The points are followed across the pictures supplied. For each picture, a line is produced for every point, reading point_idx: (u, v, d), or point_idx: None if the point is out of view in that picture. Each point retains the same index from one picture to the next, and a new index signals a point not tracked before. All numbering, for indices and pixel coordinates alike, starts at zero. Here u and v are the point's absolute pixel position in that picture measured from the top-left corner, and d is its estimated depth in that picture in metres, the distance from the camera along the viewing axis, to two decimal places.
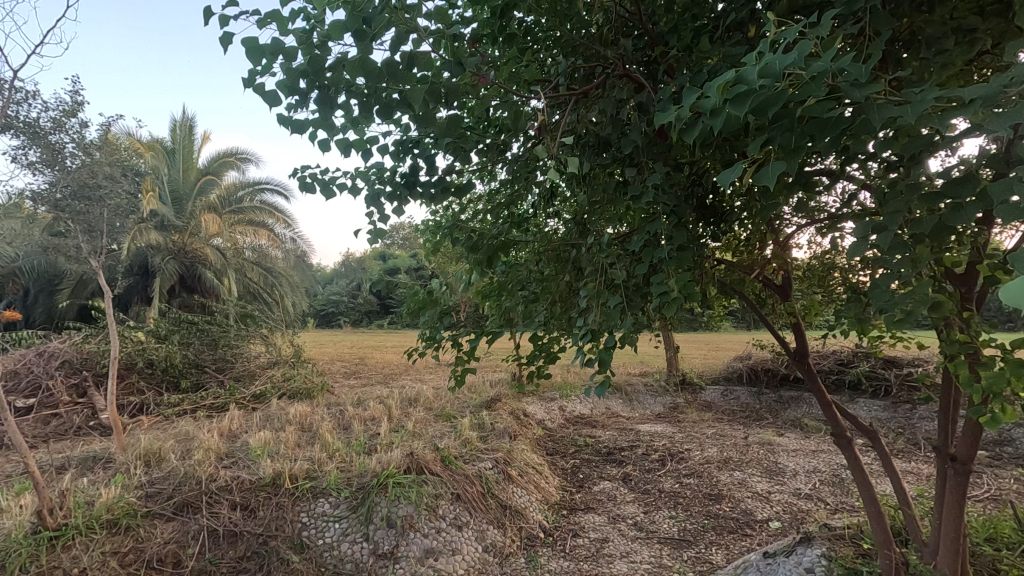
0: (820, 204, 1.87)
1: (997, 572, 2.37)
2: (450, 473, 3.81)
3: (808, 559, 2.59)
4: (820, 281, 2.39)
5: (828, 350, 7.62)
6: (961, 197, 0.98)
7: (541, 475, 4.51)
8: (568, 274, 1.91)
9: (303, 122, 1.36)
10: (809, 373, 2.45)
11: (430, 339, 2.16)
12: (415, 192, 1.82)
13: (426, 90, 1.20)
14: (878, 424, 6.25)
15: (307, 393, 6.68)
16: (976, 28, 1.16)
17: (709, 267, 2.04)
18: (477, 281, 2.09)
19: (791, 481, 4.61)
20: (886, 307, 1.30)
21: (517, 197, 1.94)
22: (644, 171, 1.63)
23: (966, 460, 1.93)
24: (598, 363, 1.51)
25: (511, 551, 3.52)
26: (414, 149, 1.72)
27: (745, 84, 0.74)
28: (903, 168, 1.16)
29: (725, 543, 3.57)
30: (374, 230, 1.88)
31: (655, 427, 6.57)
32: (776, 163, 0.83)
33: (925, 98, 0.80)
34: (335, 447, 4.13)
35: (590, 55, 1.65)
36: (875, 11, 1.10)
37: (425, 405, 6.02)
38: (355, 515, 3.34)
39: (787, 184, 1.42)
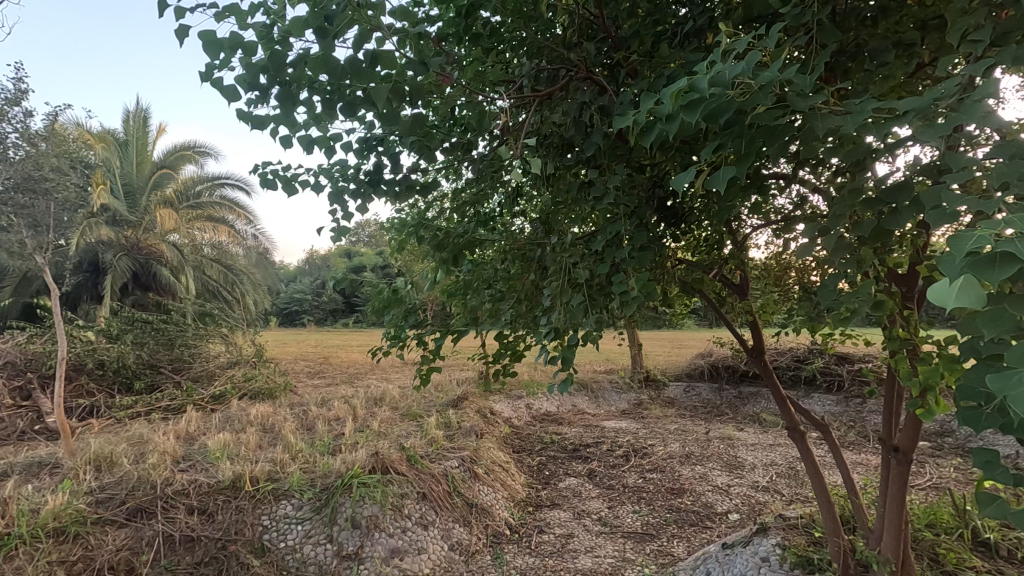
0: (775, 206, 1.94)
1: (936, 556, 2.51)
2: (416, 473, 3.80)
3: (763, 549, 2.68)
4: (776, 281, 2.48)
5: (785, 347, 7.89)
6: (898, 203, 1.04)
7: (507, 473, 4.53)
8: (533, 273, 1.94)
9: (263, 118, 1.34)
10: (766, 370, 2.54)
11: (395, 338, 2.16)
12: (379, 190, 1.81)
13: (390, 88, 1.19)
14: (831, 418, 6.52)
15: (270, 394, 6.53)
16: (914, 42, 1.23)
17: (670, 266, 2.09)
18: (442, 279, 2.08)
19: (749, 474, 4.76)
20: (833, 305, 1.37)
21: (482, 195, 1.95)
22: (606, 172, 1.66)
23: (908, 450, 2.05)
24: (561, 361, 1.54)
25: (478, 549, 3.52)
26: (378, 147, 1.71)
27: (697, 93, 0.76)
28: (848, 172, 1.21)
29: (686, 536, 3.67)
30: (337, 228, 1.86)
31: (619, 424, 6.68)
32: (727, 169, 0.86)
33: (863, 108, 0.84)
34: (298, 447, 4.07)
35: (554, 58, 1.67)
36: (822, 24, 1.15)
37: (391, 404, 5.96)
38: (319, 516, 3.30)
39: (743, 186, 1.47)
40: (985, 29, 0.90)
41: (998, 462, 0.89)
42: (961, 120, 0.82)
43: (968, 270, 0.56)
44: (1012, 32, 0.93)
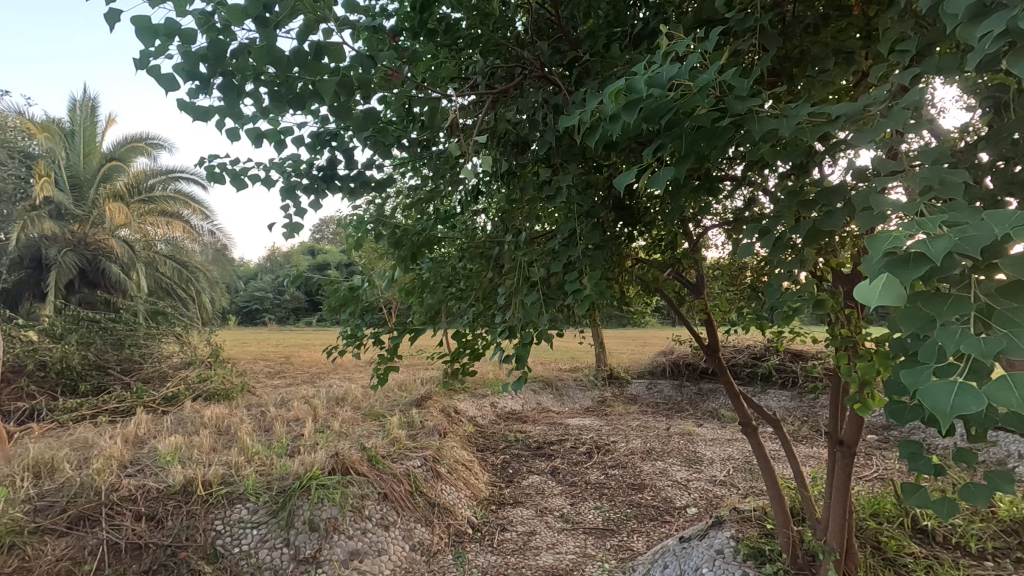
0: (728, 206, 1.99)
1: (878, 544, 2.62)
2: (378, 473, 3.74)
3: (718, 542, 2.75)
4: (731, 280, 2.55)
5: (743, 345, 8.12)
6: (832, 204, 1.07)
7: (469, 471, 4.51)
8: (491, 271, 1.94)
9: (207, 109, 1.29)
10: (720, 367, 2.59)
11: (352, 336, 2.12)
12: (333, 186, 1.77)
13: (338, 81, 1.16)
14: (785, 413, 6.74)
15: (226, 395, 6.33)
16: (853, 50, 1.28)
17: (626, 265, 2.12)
18: (400, 277, 2.06)
19: (707, 469, 4.88)
20: (777, 304, 1.41)
21: (440, 192, 1.94)
22: (560, 171, 1.67)
23: (851, 444, 2.13)
24: (515, 358, 1.54)
25: (439, 549, 3.50)
26: (332, 142, 1.67)
27: (635, 93, 0.77)
28: (791, 173, 1.25)
29: (646, 530, 3.73)
30: (290, 224, 1.81)
31: (583, 421, 6.74)
32: (666, 168, 0.87)
33: (798, 112, 0.87)
34: (254, 450, 3.96)
35: (510, 57, 1.67)
36: (765, 30, 1.18)
37: (353, 404, 5.87)
38: (275, 519, 3.22)
39: (693, 187, 1.50)
40: (911, 40, 0.95)
41: (921, 453, 0.93)
42: (886, 126, 0.86)
43: (890, 270, 0.58)
44: (937, 42, 0.98)
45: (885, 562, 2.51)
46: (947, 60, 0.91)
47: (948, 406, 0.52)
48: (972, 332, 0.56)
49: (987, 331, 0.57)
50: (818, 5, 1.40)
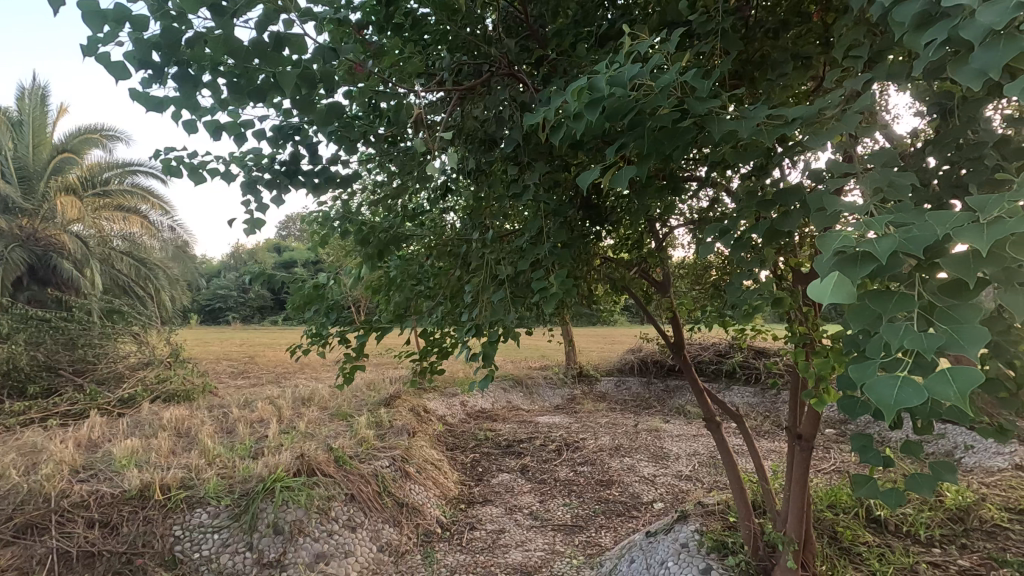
0: (693, 206, 2.03)
1: (835, 534, 2.72)
2: (345, 474, 3.68)
3: (683, 535, 2.81)
4: (696, 279, 2.60)
5: (708, 342, 8.31)
6: (789, 205, 1.10)
7: (438, 470, 4.49)
8: (458, 269, 1.93)
9: (161, 100, 1.25)
10: (685, 364, 2.64)
11: (316, 335, 2.08)
12: (297, 181, 1.73)
13: (299, 74, 1.13)
14: (748, 408, 6.92)
15: (186, 396, 6.13)
16: (811, 56, 1.31)
17: (594, 263, 2.14)
18: (366, 275, 2.02)
19: (673, 464, 4.97)
20: (738, 302, 1.44)
21: (407, 189, 1.91)
22: (526, 169, 1.67)
23: (809, 438, 2.19)
24: (482, 357, 1.53)
25: (408, 549, 3.47)
26: (295, 136, 1.63)
27: (596, 91, 0.78)
28: (751, 174, 1.28)
29: (614, 526, 3.77)
30: (251, 220, 1.76)
31: (553, 419, 6.79)
32: (627, 167, 0.88)
33: (755, 114, 0.89)
34: (216, 452, 3.84)
35: (477, 54, 1.66)
36: (726, 32, 1.21)
37: (320, 404, 5.77)
38: (237, 523, 3.15)
39: (657, 186, 1.52)
40: (863, 47, 0.98)
41: (871, 445, 0.97)
42: (840, 129, 0.89)
43: (839, 269, 0.59)
44: (886, 50, 1.02)
45: (841, 551, 2.61)
46: (897, 66, 0.94)
47: (892, 401, 0.54)
48: (916, 328, 0.58)
49: (931, 327, 0.60)
50: (779, 11, 1.43)
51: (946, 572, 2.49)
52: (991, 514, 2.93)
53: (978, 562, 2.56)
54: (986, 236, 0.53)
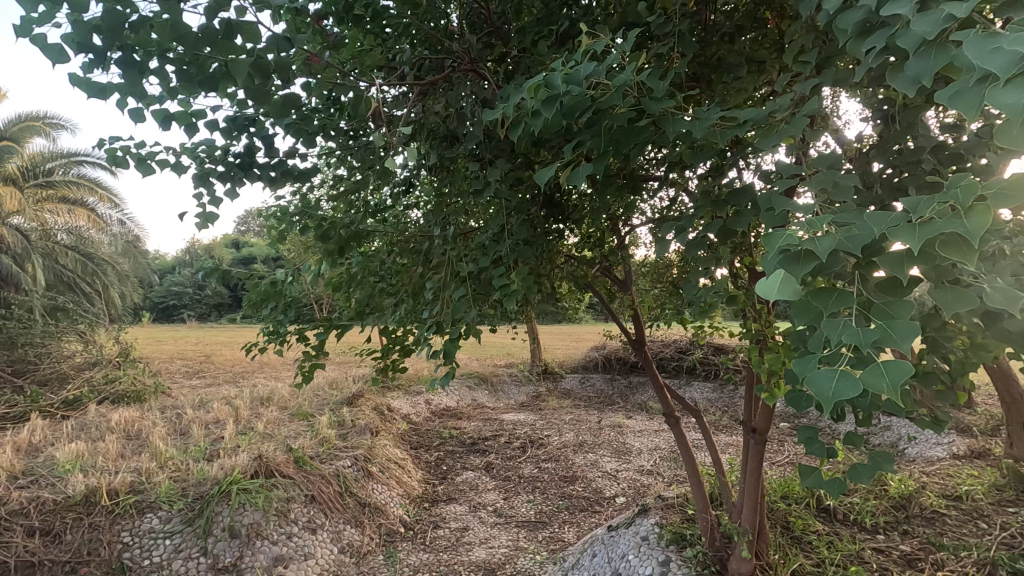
0: (654, 205, 2.06)
1: (787, 524, 2.82)
2: (305, 474, 3.61)
3: (644, 529, 2.86)
4: (657, 276, 2.65)
5: (669, 339, 8.50)
6: (741, 206, 1.13)
7: (402, 469, 4.44)
8: (421, 266, 1.91)
9: (104, 86, 1.19)
10: (646, 360, 2.69)
11: (274, 333, 2.03)
12: (252, 174, 1.68)
13: (252, 63, 1.09)
14: (707, 404, 7.11)
15: (136, 397, 5.89)
16: (764, 60, 1.36)
17: (557, 261, 2.15)
18: (326, 272, 1.98)
19: (635, 459, 5.06)
20: (694, 300, 1.48)
21: (367, 184, 1.88)
22: (488, 166, 1.67)
23: (763, 431, 2.27)
24: (443, 355, 1.52)
25: (369, 549, 3.42)
26: (250, 128, 1.58)
27: (552, 89, 0.79)
28: (707, 174, 1.30)
29: (577, 521, 3.81)
30: (204, 214, 1.70)
31: (518, 416, 6.81)
32: (583, 165, 0.89)
33: (708, 115, 0.91)
34: (168, 455, 3.70)
35: (440, 49, 1.65)
36: (683, 35, 1.23)
37: (279, 404, 5.63)
38: (190, 528, 3.05)
39: (617, 185, 1.54)
40: (811, 53, 1.02)
41: (816, 438, 1.01)
42: (789, 132, 0.92)
43: (783, 265, 0.61)
44: (833, 56, 1.06)
45: (792, 539, 2.70)
46: (842, 73, 0.98)
47: (831, 392, 0.56)
48: (854, 322, 0.61)
49: (868, 322, 0.62)
50: (736, 17, 1.47)
51: (890, 557, 2.61)
52: (930, 501, 3.09)
53: (918, 546, 2.70)
54: (917, 235, 0.56)
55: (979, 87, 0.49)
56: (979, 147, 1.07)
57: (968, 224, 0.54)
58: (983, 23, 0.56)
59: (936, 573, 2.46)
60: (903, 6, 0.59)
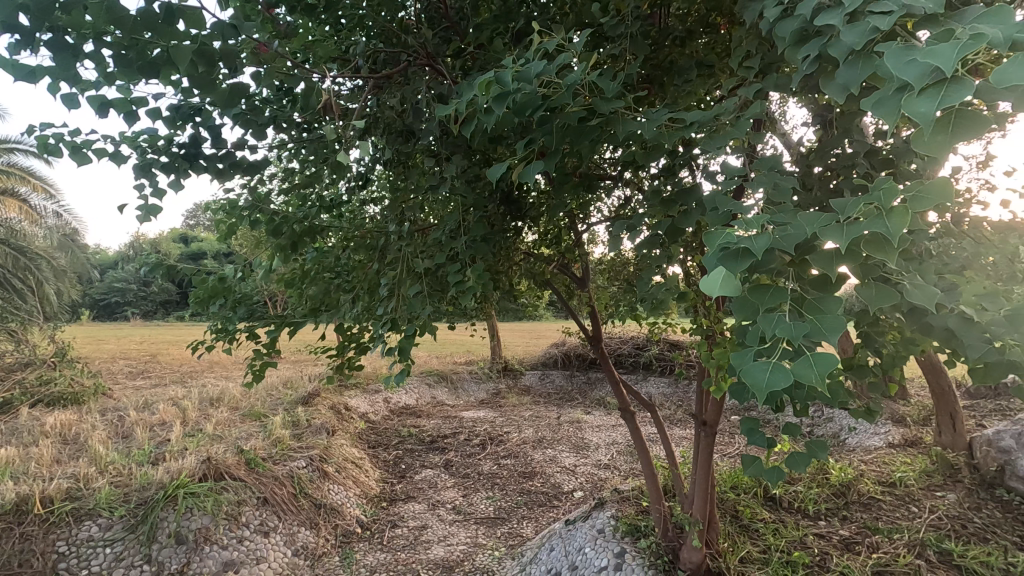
0: (609, 203, 2.10)
1: (737, 513, 2.93)
2: (257, 476, 3.50)
3: (600, 522, 2.91)
4: (614, 274, 2.70)
5: (626, 336, 8.66)
6: (688, 205, 1.17)
7: (359, 469, 4.37)
8: (377, 263, 1.88)
9: (33, 69, 1.12)
10: (603, 356, 2.73)
11: (222, 331, 1.95)
12: (198, 165, 1.61)
13: (196, 49, 1.05)
14: (663, 398, 7.30)
15: (74, 399, 5.59)
16: (714, 65, 1.39)
17: (514, 258, 2.16)
18: (278, 267, 1.93)
19: (593, 454, 5.14)
20: (647, 296, 1.51)
21: (320, 177, 1.84)
22: (444, 162, 1.66)
23: (713, 424, 2.34)
24: (398, 352, 1.50)
25: (325, 551, 3.35)
26: (196, 117, 1.52)
27: (502, 86, 0.79)
28: (658, 174, 1.33)
29: (535, 516, 3.84)
30: (146, 206, 1.62)
31: (478, 413, 6.81)
32: (533, 163, 0.90)
33: (656, 115, 0.93)
34: (108, 459, 3.52)
35: (396, 42, 1.63)
36: (635, 37, 1.26)
37: (230, 404, 5.44)
38: (133, 535, 2.91)
39: (573, 183, 1.56)
40: (755, 59, 1.05)
41: (758, 428, 1.06)
42: (732, 135, 0.95)
43: (724, 263, 0.64)
44: (775, 63, 1.10)
45: (741, 527, 2.82)
46: (783, 78, 1.02)
47: (764, 383, 0.59)
48: (788, 318, 0.64)
49: (801, 317, 0.65)
50: (688, 21, 1.50)
51: (830, 541, 2.75)
52: (867, 488, 3.27)
53: (855, 531, 2.85)
54: (844, 235, 0.59)
55: (898, 97, 0.52)
56: (907, 155, 1.15)
57: (889, 225, 0.57)
58: (904, 35, 0.60)
59: (871, 555, 2.61)
60: (834, 16, 0.62)
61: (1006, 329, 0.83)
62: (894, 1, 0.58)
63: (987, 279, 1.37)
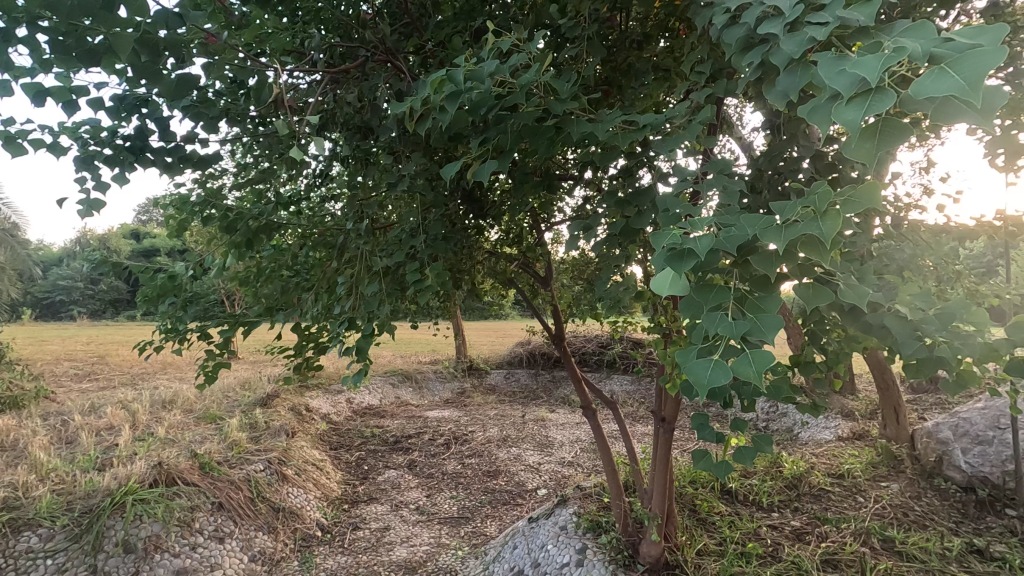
0: (570, 203, 2.12)
1: (695, 508, 3.00)
2: (211, 481, 3.39)
3: (563, 519, 2.94)
4: (577, 273, 2.72)
5: (591, 334, 8.76)
6: (642, 206, 1.20)
7: (320, 471, 4.29)
8: (335, 261, 1.85)
9: None
10: (566, 355, 2.75)
11: (173, 331, 1.89)
12: (145, 158, 1.55)
13: (140, 38, 1.01)
14: (626, 396, 7.41)
15: (13, 403, 5.29)
16: (669, 69, 1.43)
17: (477, 258, 2.15)
18: (233, 264, 1.87)
19: (557, 451, 5.18)
20: (605, 295, 1.53)
21: (275, 173, 1.79)
22: (403, 159, 1.64)
23: (671, 420, 2.39)
24: (356, 351, 1.48)
25: (283, 556, 3.27)
26: (143, 108, 1.46)
27: (454, 84, 0.79)
28: (615, 175, 1.35)
29: (499, 515, 3.85)
30: (89, 200, 1.55)
31: (442, 413, 6.77)
32: (487, 162, 0.91)
33: (610, 118, 0.95)
34: (50, 466, 3.36)
35: (353, 37, 1.61)
36: (591, 39, 1.28)
37: (184, 407, 5.25)
38: (77, 545, 2.79)
39: (534, 183, 1.57)
40: (706, 65, 1.08)
41: (707, 424, 1.09)
42: (684, 137, 0.98)
43: (670, 262, 0.66)
44: (724, 69, 1.14)
45: (698, 521, 2.89)
46: (732, 84, 1.06)
47: (706, 379, 0.61)
48: (729, 316, 0.66)
49: (742, 316, 0.68)
50: (647, 25, 1.53)
51: (782, 532, 2.84)
52: (817, 479, 3.40)
53: (806, 521, 2.96)
54: (782, 238, 0.61)
55: (829, 104, 0.55)
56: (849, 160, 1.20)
57: (823, 228, 0.60)
58: (839, 46, 0.62)
59: (819, 544, 2.71)
60: (775, 24, 0.64)
61: (936, 327, 0.89)
62: (830, 12, 0.60)
63: (923, 280, 1.44)
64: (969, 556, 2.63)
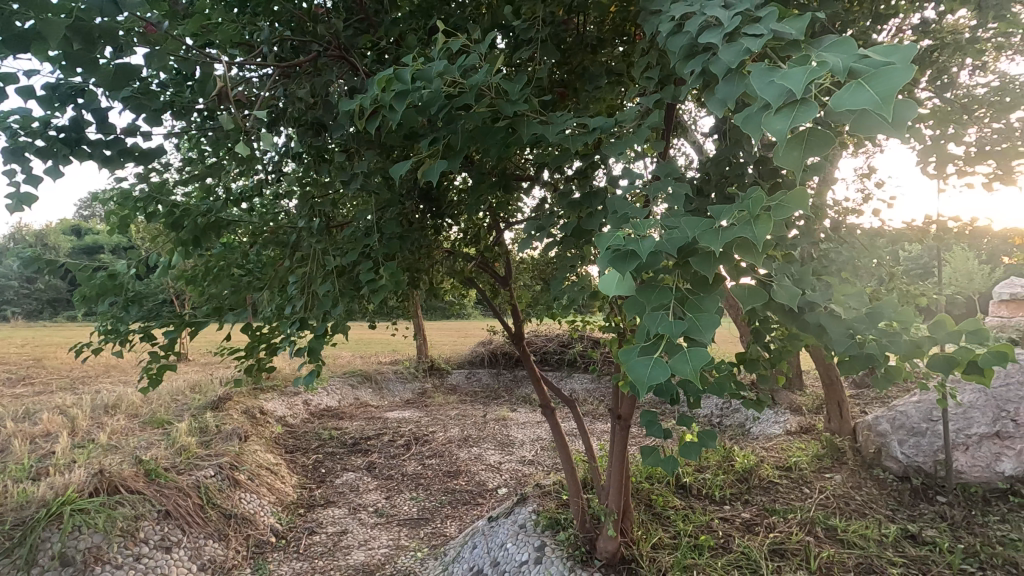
0: (528, 203, 2.13)
1: (651, 503, 3.06)
2: (157, 488, 3.25)
3: (522, 517, 2.96)
4: (536, 272, 2.74)
5: (552, 333, 8.82)
6: (593, 207, 1.22)
7: (275, 475, 4.17)
8: (288, 259, 1.80)
9: None
10: (525, 353, 2.76)
11: (114, 332, 1.80)
12: (81, 151, 1.47)
13: (70, 24, 0.95)
14: (586, 394, 7.50)
15: None
16: (622, 73, 1.46)
17: (435, 257, 2.14)
18: (178, 263, 1.79)
19: (517, 450, 5.20)
20: (560, 295, 1.55)
21: (223, 168, 1.73)
22: (357, 157, 1.62)
23: (627, 418, 2.43)
24: (308, 352, 1.44)
25: (235, 564, 3.16)
26: (78, 98, 1.39)
27: (402, 83, 0.79)
28: (569, 175, 1.37)
29: (459, 515, 3.84)
30: (18, 194, 1.46)
31: (402, 413, 6.69)
32: (437, 162, 0.91)
33: (560, 120, 0.96)
34: None
35: (306, 32, 1.57)
36: (546, 41, 1.29)
37: (129, 412, 5.02)
38: (8, 559, 2.63)
39: (490, 183, 1.57)
40: (654, 70, 1.11)
41: (655, 420, 1.12)
42: (632, 141, 1.00)
43: (611, 262, 0.67)
44: (673, 74, 1.17)
45: (654, 515, 2.96)
46: (680, 89, 1.08)
47: (646, 377, 0.62)
48: (669, 316, 0.68)
49: (682, 315, 0.70)
50: (602, 29, 1.55)
51: (733, 524, 2.94)
52: (766, 472, 3.53)
53: (755, 513, 3.07)
54: (718, 240, 0.64)
55: (761, 113, 0.57)
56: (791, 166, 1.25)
57: (755, 231, 0.62)
58: (773, 57, 0.65)
59: (768, 535, 2.82)
60: (714, 35, 0.66)
61: (867, 325, 0.95)
62: (764, 25, 0.63)
63: (861, 281, 1.51)
64: (903, 541, 2.79)
